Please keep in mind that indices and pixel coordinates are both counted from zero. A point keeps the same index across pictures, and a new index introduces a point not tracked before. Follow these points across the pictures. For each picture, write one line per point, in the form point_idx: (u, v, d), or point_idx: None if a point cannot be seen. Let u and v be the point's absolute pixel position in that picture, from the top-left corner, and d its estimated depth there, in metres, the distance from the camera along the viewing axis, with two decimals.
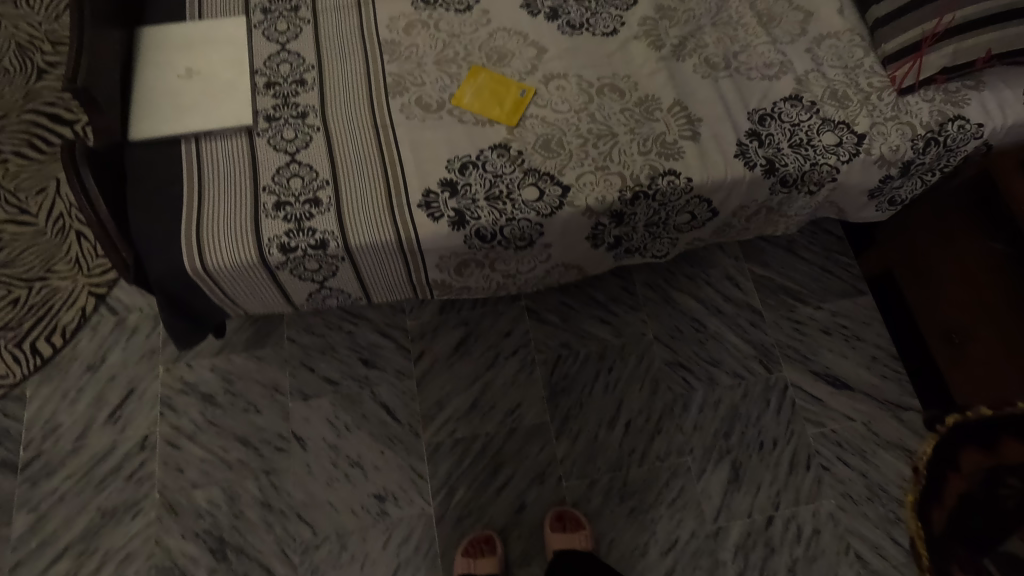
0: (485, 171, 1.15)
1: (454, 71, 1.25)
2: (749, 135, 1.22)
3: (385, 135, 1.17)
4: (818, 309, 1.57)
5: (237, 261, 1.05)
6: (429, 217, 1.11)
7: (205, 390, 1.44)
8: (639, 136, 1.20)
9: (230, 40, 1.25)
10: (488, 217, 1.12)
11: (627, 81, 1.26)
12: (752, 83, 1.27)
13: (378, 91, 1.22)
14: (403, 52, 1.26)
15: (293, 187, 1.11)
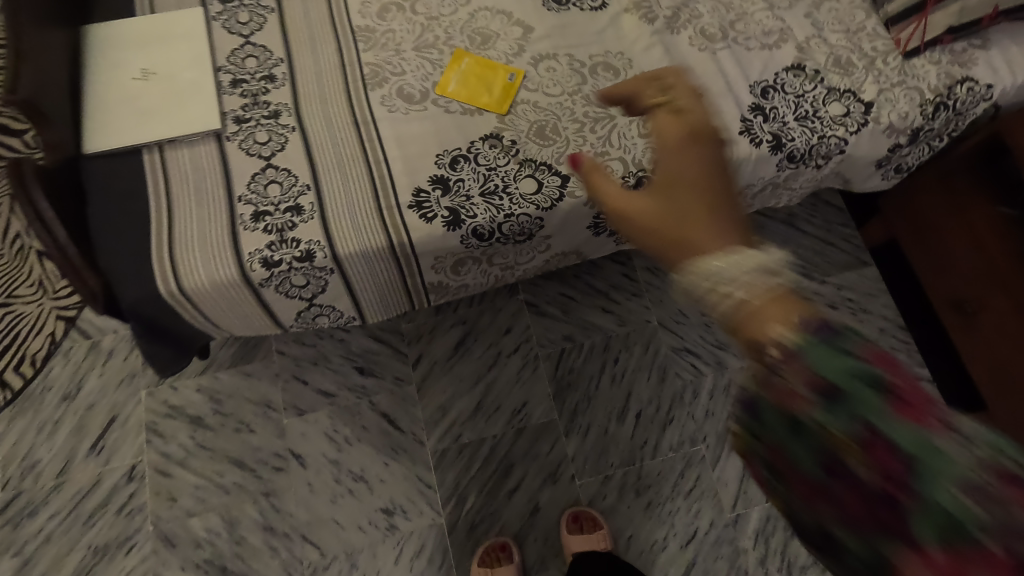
0: (478, 165, 1.07)
1: (436, 56, 1.16)
2: (752, 109, 1.15)
3: (367, 131, 1.09)
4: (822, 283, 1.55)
5: (216, 281, 0.96)
6: (422, 218, 1.03)
7: (193, 412, 1.36)
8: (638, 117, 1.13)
9: (189, 35, 1.14)
10: (485, 215, 1.04)
11: (621, 59, 1.19)
12: (750, 53, 1.20)
13: (357, 83, 1.13)
14: (379, 39, 1.16)
15: (272, 195, 1.02)
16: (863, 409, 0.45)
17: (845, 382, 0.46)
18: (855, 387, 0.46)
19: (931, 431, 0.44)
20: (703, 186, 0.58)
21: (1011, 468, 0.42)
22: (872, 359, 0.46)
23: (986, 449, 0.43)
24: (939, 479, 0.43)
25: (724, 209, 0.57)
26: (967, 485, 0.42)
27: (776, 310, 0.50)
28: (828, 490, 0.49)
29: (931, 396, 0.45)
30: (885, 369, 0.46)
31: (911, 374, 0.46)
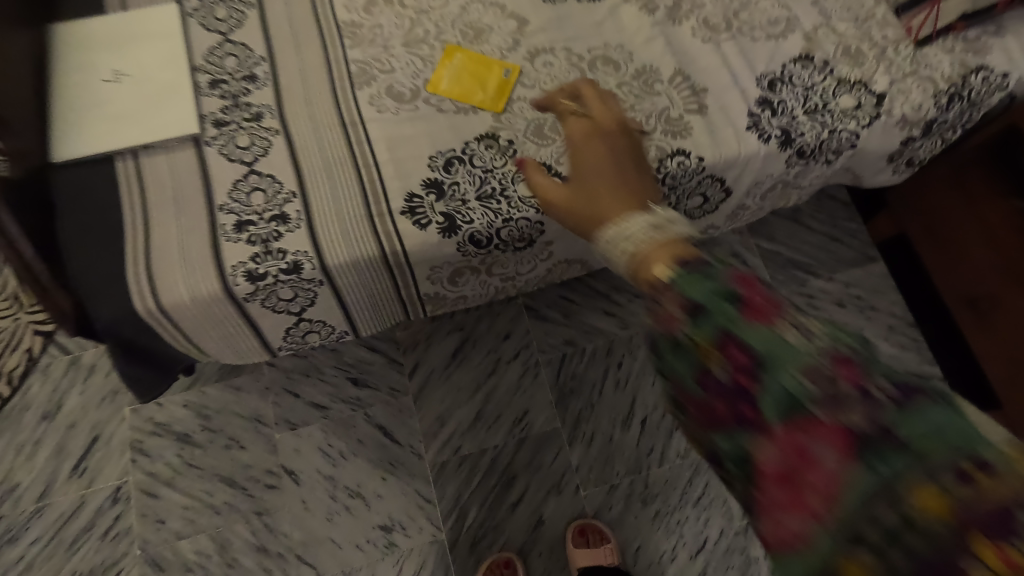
0: (474, 167, 1.02)
1: (427, 52, 1.10)
2: (759, 102, 1.10)
3: (355, 133, 1.03)
4: (829, 281, 1.50)
5: (197, 297, 0.90)
6: (415, 225, 0.97)
7: (179, 429, 1.30)
8: (641, 113, 1.07)
9: (164, 34, 1.08)
10: (483, 220, 0.99)
11: (621, 52, 1.13)
12: (756, 43, 1.15)
13: (343, 82, 1.07)
14: (366, 35, 1.10)
15: (256, 203, 0.96)
16: (716, 317, 0.44)
17: (703, 296, 0.45)
18: (713, 299, 0.45)
19: (776, 326, 0.43)
20: (612, 170, 0.69)
21: (848, 353, 0.42)
22: (733, 278, 0.45)
23: (825, 337, 0.42)
24: (783, 368, 0.42)
25: (630, 184, 0.66)
26: (808, 371, 0.41)
27: (659, 244, 0.52)
28: (695, 407, 0.47)
29: (775, 298, 0.44)
30: (742, 283, 0.45)
31: (764, 284, 0.45)
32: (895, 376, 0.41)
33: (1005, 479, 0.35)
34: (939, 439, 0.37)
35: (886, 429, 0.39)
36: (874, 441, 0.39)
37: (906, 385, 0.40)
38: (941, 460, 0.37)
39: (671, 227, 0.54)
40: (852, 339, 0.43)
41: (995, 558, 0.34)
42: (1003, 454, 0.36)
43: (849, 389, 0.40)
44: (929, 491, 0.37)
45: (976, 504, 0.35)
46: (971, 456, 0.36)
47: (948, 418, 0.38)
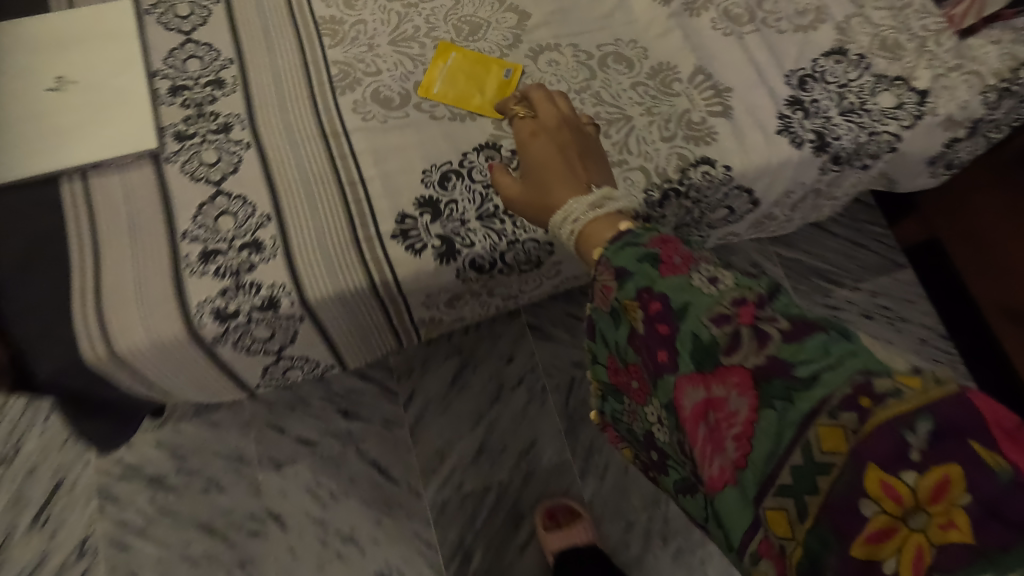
0: (473, 183, 0.90)
1: (416, 51, 0.97)
2: (789, 103, 0.98)
3: (337, 144, 0.90)
4: (855, 290, 1.40)
5: (156, 341, 0.78)
6: (408, 250, 0.85)
7: (152, 471, 1.18)
8: (659, 117, 0.96)
9: (116, 33, 0.95)
10: (485, 242, 0.87)
11: (633, 47, 1.01)
12: (783, 36, 1.03)
13: (323, 87, 0.94)
14: (348, 32, 0.98)
15: (224, 228, 0.84)
16: (637, 278, 0.58)
17: (630, 262, 0.59)
18: (637, 262, 0.58)
19: (690, 279, 0.55)
20: (563, 160, 0.74)
21: (752, 294, 0.53)
22: (651, 239, 0.60)
23: (731, 285, 0.54)
24: (693, 318, 0.53)
25: (582, 167, 0.73)
26: (712, 316, 0.52)
27: (599, 221, 0.65)
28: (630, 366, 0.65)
29: (689, 253, 0.58)
30: (658, 241, 0.59)
31: (680, 244, 0.59)
32: (794, 314, 0.51)
33: (886, 404, 0.42)
34: (828, 368, 0.46)
35: (777, 359, 0.48)
36: (771, 372, 0.48)
37: (799, 320, 0.50)
38: (825, 387, 0.45)
39: (608, 204, 0.66)
40: (764, 288, 0.54)
41: (877, 478, 0.41)
42: (893, 382, 0.43)
43: (745, 329, 0.51)
44: (825, 424, 0.45)
45: (870, 436, 0.42)
46: (862, 388, 0.44)
47: (849, 353, 0.46)
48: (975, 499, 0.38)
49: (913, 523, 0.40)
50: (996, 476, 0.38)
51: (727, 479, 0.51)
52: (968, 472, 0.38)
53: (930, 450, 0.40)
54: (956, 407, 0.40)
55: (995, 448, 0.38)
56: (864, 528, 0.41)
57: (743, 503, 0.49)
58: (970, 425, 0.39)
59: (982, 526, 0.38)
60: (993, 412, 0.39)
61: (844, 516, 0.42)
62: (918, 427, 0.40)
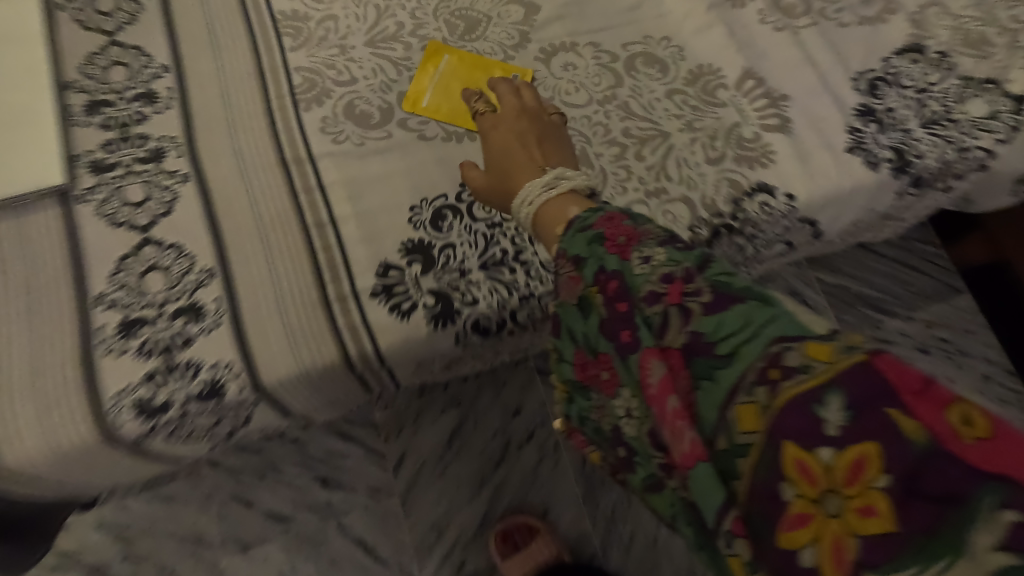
0: (474, 222, 0.71)
1: (401, 54, 0.78)
2: (859, 112, 0.80)
3: (301, 174, 0.71)
4: (908, 320, 1.23)
5: (58, 448, 0.58)
6: (393, 312, 0.67)
7: (91, 560, 0.98)
8: (702, 132, 0.77)
9: (17, 35, 0.74)
10: (491, 299, 0.69)
11: (666, 46, 0.83)
12: (847, 30, 0.85)
13: (283, 100, 0.75)
14: (315, 31, 0.78)
15: (151, 291, 0.64)
16: (590, 263, 0.50)
17: (582, 248, 0.51)
18: (589, 248, 0.50)
19: (630, 261, 0.47)
20: (523, 143, 0.63)
21: (685, 267, 0.45)
22: (598, 218, 0.52)
23: (664, 258, 0.46)
24: (636, 302, 0.46)
25: (544, 150, 0.62)
26: (648, 295, 0.45)
27: (552, 202, 0.57)
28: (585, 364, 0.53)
29: (634, 227, 0.50)
30: (604, 219, 0.51)
31: (626, 219, 0.51)
32: (719, 282, 0.43)
33: (795, 376, 0.35)
34: (747, 339, 0.39)
35: (698, 335, 0.41)
36: (694, 350, 0.41)
37: (723, 290, 0.42)
38: (745, 361, 0.39)
39: (563, 185, 0.57)
40: (695, 257, 0.46)
41: (792, 455, 0.34)
42: (802, 354, 0.36)
43: (672, 308, 0.43)
44: (743, 402, 0.38)
45: (781, 410, 0.35)
46: (772, 359, 0.37)
47: (771, 319, 0.39)
48: (896, 477, 0.31)
49: (829, 507, 0.33)
50: (913, 447, 0.31)
51: (694, 461, 0.40)
52: (886, 445, 0.31)
53: (846, 424, 0.33)
54: (863, 373, 0.33)
55: (911, 412, 0.32)
56: (783, 516, 0.34)
57: (712, 490, 0.38)
58: (880, 391, 0.33)
59: (906, 508, 0.30)
60: (905, 375, 0.33)
61: (766, 505, 0.35)
62: (829, 398, 0.34)
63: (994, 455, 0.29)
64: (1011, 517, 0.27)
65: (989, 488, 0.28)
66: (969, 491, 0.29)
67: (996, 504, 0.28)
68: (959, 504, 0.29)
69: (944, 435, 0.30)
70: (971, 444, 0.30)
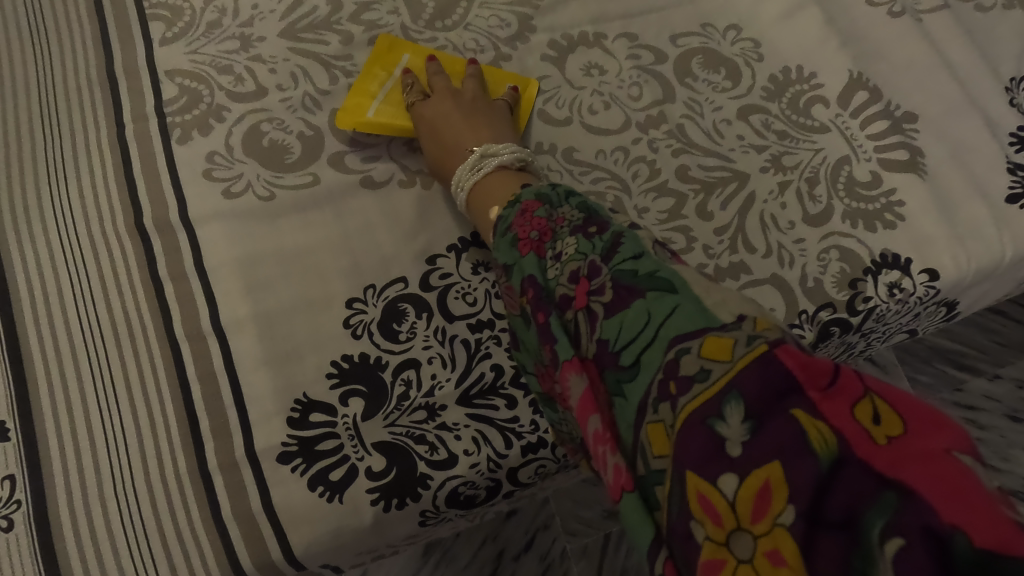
0: (450, 322, 0.45)
1: (336, 50, 0.51)
2: (1019, 140, 0.54)
3: (170, 247, 0.45)
4: (995, 380, 0.93)
5: None
6: (317, 494, 0.40)
7: None
8: (794, 172, 0.52)
9: None
10: (476, 455, 0.42)
11: (734, 40, 0.56)
12: (994, 15, 0.58)
13: (146, 124, 0.48)
14: (202, 15, 0.51)
15: None
16: (513, 271, 0.38)
17: (505, 254, 0.38)
18: (509, 254, 0.38)
19: (542, 258, 0.36)
20: (454, 115, 0.47)
21: (592, 259, 0.34)
22: (514, 212, 0.39)
23: (573, 250, 0.35)
24: (549, 312, 0.34)
25: (476, 122, 0.47)
26: (563, 301, 0.34)
27: (484, 190, 0.43)
28: (543, 382, 0.38)
29: (548, 215, 0.37)
30: (519, 212, 0.38)
31: (541, 207, 0.38)
32: (624, 271, 0.32)
33: (692, 389, 0.26)
34: (651, 342, 0.29)
35: (603, 345, 0.31)
36: (602, 363, 0.31)
37: (623, 282, 0.32)
38: (649, 373, 0.28)
39: (491, 164, 0.43)
40: (606, 242, 0.34)
41: (692, 489, 0.24)
42: (698, 356, 0.27)
43: (580, 314, 0.33)
44: (654, 421, 0.28)
45: (679, 433, 0.25)
46: (670, 368, 0.27)
47: (674, 311, 0.29)
48: (802, 505, 0.22)
49: (739, 550, 0.23)
50: (815, 460, 0.22)
51: (621, 492, 0.29)
52: (786, 461, 0.22)
53: (748, 440, 0.24)
54: (761, 369, 0.25)
55: (817, 413, 0.23)
56: (692, 562, 0.24)
57: (638, 531, 0.28)
58: (781, 389, 0.24)
59: (814, 544, 0.21)
60: (811, 365, 0.24)
61: (682, 546, 0.25)
62: (726, 408, 0.25)
63: (901, 459, 0.21)
64: (899, 545, 0.19)
65: (883, 503, 0.20)
66: (868, 513, 0.20)
67: (885, 528, 0.20)
68: (859, 530, 0.20)
69: (851, 439, 0.22)
70: (877, 446, 0.22)
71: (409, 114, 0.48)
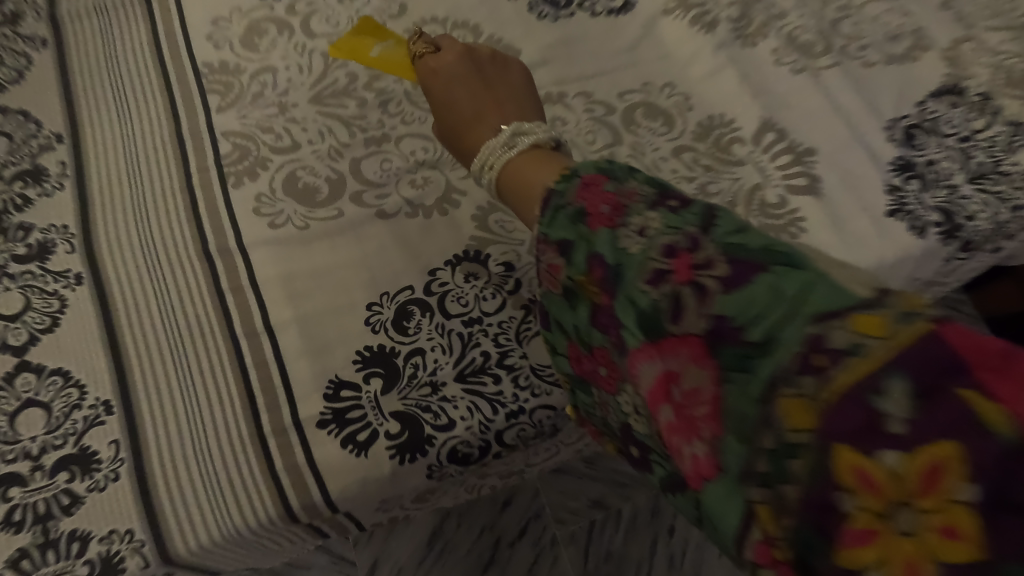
0: (448, 319, 0.57)
1: (354, 112, 0.65)
2: (897, 167, 0.67)
3: (228, 267, 0.58)
4: None
5: None
6: (347, 450, 0.52)
7: None
8: (718, 197, 0.65)
9: None
10: (470, 420, 0.55)
11: (669, 94, 0.71)
12: (876, 71, 0.73)
13: (207, 173, 0.61)
14: (249, 88, 0.66)
15: (26, 436, 0.50)
16: (580, 247, 0.39)
17: (568, 231, 0.40)
18: (573, 229, 0.39)
19: (617, 231, 0.37)
20: (473, 83, 0.55)
21: (689, 232, 0.34)
22: (576, 188, 0.41)
23: (660, 226, 0.35)
24: (628, 286, 0.35)
25: (494, 91, 0.55)
26: (650, 274, 0.34)
27: (524, 163, 0.49)
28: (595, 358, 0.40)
29: (617, 191, 0.39)
30: (586, 189, 0.40)
31: (607, 182, 0.40)
32: (731, 246, 0.32)
33: (846, 360, 0.25)
34: (786, 319, 0.28)
35: (723, 321, 0.30)
36: (721, 338, 0.30)
37: (737, 256, 0.31)
38: (786, 348, 0.27)
39: (523, 141, 0.50)
40: (698, 215, 0.35)
41: (849, 466, 0.24)
42: (850, 330, 0.26)
43: (684, 289, 0.32)
44: (792, 397, 0.26)
45: (835, 408, 0.25)
46: (813, 343, 0.26)
47: (808, 286, 0.28)
48: (985, 484, 0.22)
49: (898, 525, 0.23)
50: (996, 438, 0.22)
51: (721, 467, 0.29)
52: (964, 439, 0.22)
53: (915, 417, 0.23)
54: (935, 342, 0.24)
55: (993, 389, 0.23)
56: (835, 541, 0.24)
57: (738, 503, 0.28)
58: (955, 364, 0.23)
59: (997, 524, 0.21)
60: (985, 339, 0.24)
61: (817, 525, 0.24)
62: (890, 381, 0.24)
63: None
64: None
65: None
66: None
67: None
68: None
69: None
70: None
71: (431, 74, 0.56)
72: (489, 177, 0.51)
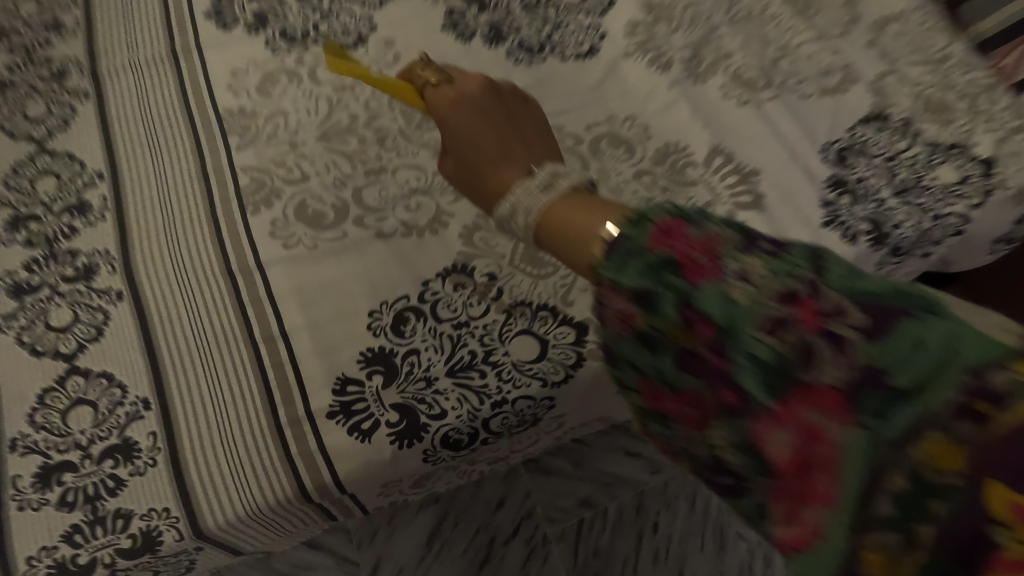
0: (440, 323, 0.66)
1: (354, 147, 0.75)
2: (831, 184, 0.77)
3: (246, 282, 0.66)
4: None
5: None
6: (352, 436, 0.61)
7: None
8: None
9: None
10: (460, 410, 0.63)
11: (630, 126, 0.81)
12: (811, 102, 0.82)
13: (228, 203, 0.71)
14: (263, 128, 0.75)
15: (76, 430, 0.59)
16: (666, 298, 0.38)
17: (652, 280, 0.38)
18: (655, 280, 0.38)
19: (724, 282, 0.37)
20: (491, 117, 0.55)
21: (809, 280, 0.35)
22: (651, 236, 0.39)
23: (764, 272, 0.36)
24: (739, 341, 0.35)
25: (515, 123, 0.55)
26: (769, 323, 0.35)
27: (573, 209, 0.47)
28: (673, 402, 0.40)
29: (703, 238, 0.38)
30: (670, 237, 0.39)
31: (689, 227, 0.39)
32: (856, 292, 0.34)
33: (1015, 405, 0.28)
34: (940, 371, 0.30)
35: (873, 371, 0.32)
36: (865, 386, 0.32)
37: (872, 304, 0.33)
38: (941, 394, 0.30)
39: (565, 185, 0.49)
40: (805, 259, 0.37)
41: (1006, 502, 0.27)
42: (1012, 373, 0.29)
43: (816, 339, 0.34)
44: (938, 438, 0.29)
45: (1001, 451, 0.27)
46: (974, 390, 0.29)
47: (956, 338, 0.31)
48: None
49: None
50: None
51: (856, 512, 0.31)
52: None
53: None
54: None
55: None
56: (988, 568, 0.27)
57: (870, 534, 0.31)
58: None
59: None
60: None
61: (969, 552, 0.28)
62: None
63: None
64: None
65: None
66: None
67: None
68: None
69: None
70: None
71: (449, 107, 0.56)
72: (524, 221, 0.50)
